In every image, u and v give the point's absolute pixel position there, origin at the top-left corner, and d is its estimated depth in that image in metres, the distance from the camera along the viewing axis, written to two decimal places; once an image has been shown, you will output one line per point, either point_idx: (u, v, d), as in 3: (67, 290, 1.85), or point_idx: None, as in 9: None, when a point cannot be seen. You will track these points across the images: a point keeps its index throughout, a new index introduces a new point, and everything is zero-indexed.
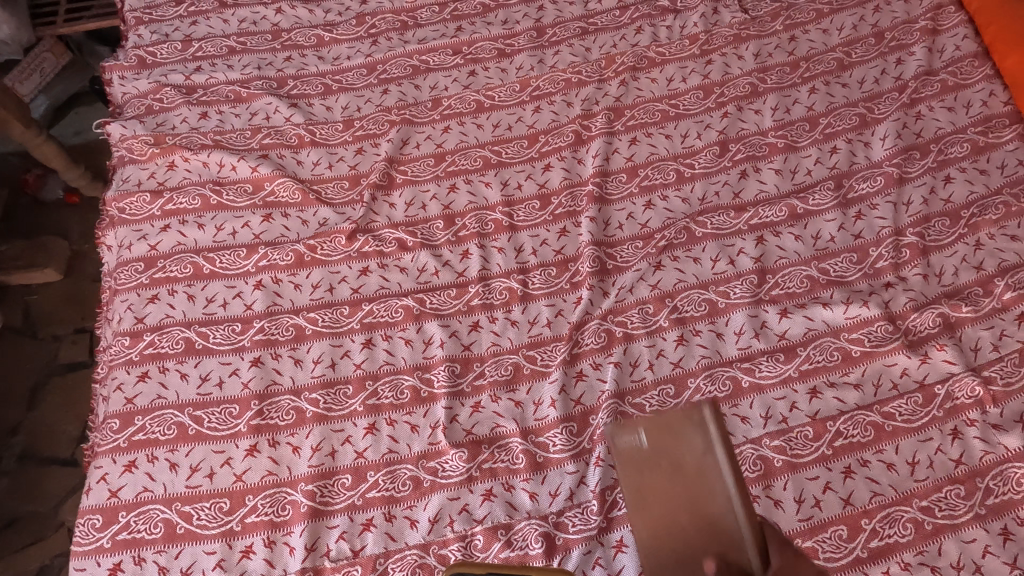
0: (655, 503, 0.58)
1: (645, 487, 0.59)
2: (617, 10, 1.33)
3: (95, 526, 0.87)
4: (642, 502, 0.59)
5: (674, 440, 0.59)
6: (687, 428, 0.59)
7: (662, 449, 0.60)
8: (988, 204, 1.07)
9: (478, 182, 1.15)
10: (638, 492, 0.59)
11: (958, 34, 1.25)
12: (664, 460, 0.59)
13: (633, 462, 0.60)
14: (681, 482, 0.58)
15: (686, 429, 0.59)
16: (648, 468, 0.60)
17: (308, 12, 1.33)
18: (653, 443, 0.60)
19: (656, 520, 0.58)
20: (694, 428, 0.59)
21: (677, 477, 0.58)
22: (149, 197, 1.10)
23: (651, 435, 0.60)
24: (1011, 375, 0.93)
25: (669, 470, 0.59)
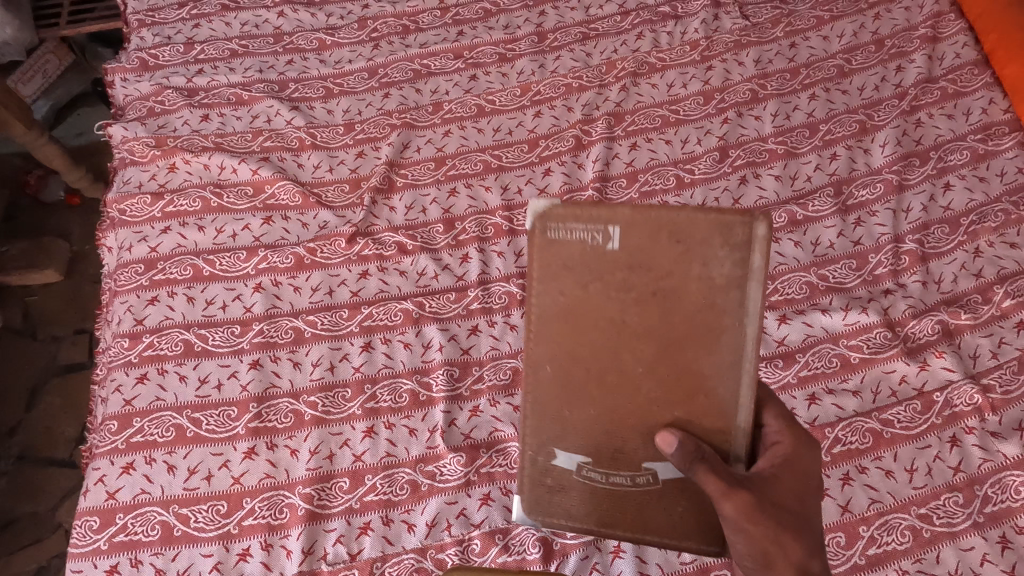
0: (628, 304, 0.63)
1: (614, 286, 0.63)
2: (619, 16, 1.34)
3: (92, 528, 0.87)
4: (607, 296, 0.63)
5: (691, 253, 0.61)
6: (717, 249, 0.61)
7: (659, 255, 0.61)
8: (988, 211, 1.07)
9: (478, 186, 1.15)
10: (606, 284, 0.63)
11: (958, 42, 1.25)
12: (664, 267, 0.62)
13: (634, 263, 0.62)
14: (691, 300, 0.62)
15: (715, 244, 0.61)
16: (627, 265, 0.62)
17: (310, 16, 1.34)
18: (650, 243, 0.61)
19: (610, 314, 0.64)
20: (727, 250, 0.60)
21: (676, 292, 0.62)
22: (150, 199, 1.11)
23: (666, 243, 0.61)
24: (1010, 383, 0.93)
25: (663, 277, 0.62)
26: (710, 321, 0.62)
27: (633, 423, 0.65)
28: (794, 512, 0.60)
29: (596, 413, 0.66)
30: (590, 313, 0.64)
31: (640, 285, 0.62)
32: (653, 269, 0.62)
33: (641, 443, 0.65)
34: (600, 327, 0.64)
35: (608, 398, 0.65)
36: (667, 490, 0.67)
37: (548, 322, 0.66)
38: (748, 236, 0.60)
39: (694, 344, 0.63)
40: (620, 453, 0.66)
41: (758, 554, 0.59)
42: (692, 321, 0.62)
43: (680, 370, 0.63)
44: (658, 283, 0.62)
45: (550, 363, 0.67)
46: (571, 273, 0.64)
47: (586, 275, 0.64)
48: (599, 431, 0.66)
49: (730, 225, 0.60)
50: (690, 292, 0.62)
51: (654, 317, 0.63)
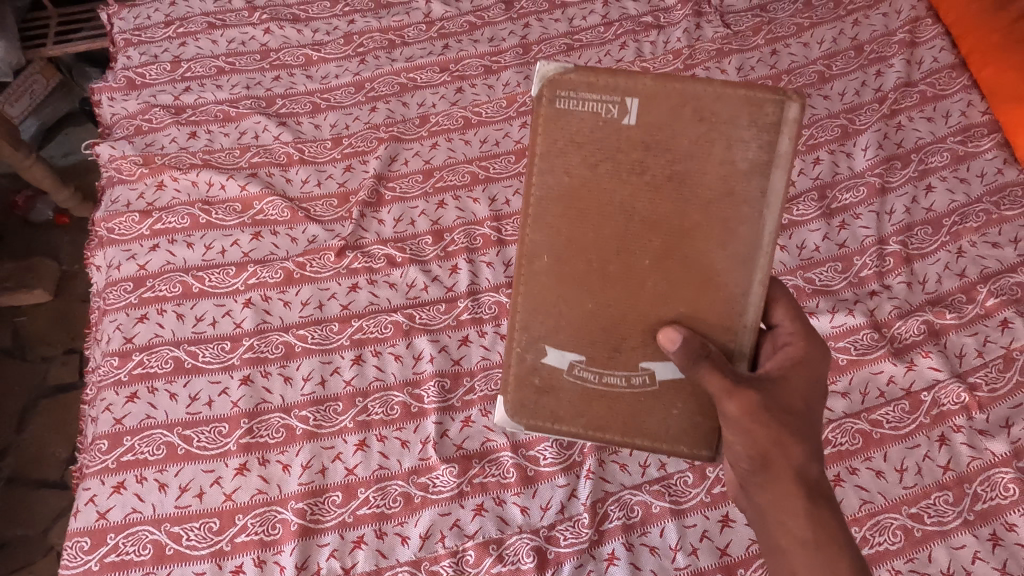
0: (641, 186, 0.66)
1: (624, 167, 0.65)
2: (602, 27, 1.36)
3: (83, 549, 0.86)
4: (617, 177, 0.66)
5: (715, 134, 0.64)
6: (744, 128, 0.64)
7: (678, 135, 0.64)
8: (970, 212, 1.09)
9: (466, 198, 1.16)
10: (618, 163, 0.65)
11: (935, 46, 1.27)
12: (684, 147, 0.64)
13: (654, 139, 0.64)
14: (711, 181, 0.65)
15: (741, 124, 0.64)
16: (644, 142, 0.65)
17: (296, 32, 1.34)
18: (670, 119, 0.64)
19: (618, 199, 0.66)
20: (754, 133, 0.64)
21: (693, 175, 0.65)
22: (138, 217, 1.11)
23: (691, 120, 0.64)
24: (995, 381, 0.94)
25: (681, 159, 0.65)
26: (724, 208, 0.65)
27: (636, 315, 0.69)
28: (801, 414, 0.62)
29: (596, 304, 0.69)
30: (598, 196, 0.67)
31: (653, 166, 0.65)
32: (671, 148, 0.64)
33: (640, 335, 0.69)
34: (607, 211, 0.67)
35: (611, 287, 0.69)
36: (662, 390, 0.71)
37: (551, 204, 0.68)
38: (778, 116, 0.63)
39: (704, 233, 0.66)
40: (616, 346, 0.70)
41: (759, 456, 0.62)
42: (704, 207, 0.65)
43: (687, 258, 0.67)
44: (673, 164, 0.65)
45: (550, 250, 0.69)
46: (581, 149, 0.66)
47: (598, 152, 0.66)
48: (597, 324, 0.70)
49: (761, 103, 0.63)
50: (708, 177, 0.65)
51: (665, 202, 0.66)
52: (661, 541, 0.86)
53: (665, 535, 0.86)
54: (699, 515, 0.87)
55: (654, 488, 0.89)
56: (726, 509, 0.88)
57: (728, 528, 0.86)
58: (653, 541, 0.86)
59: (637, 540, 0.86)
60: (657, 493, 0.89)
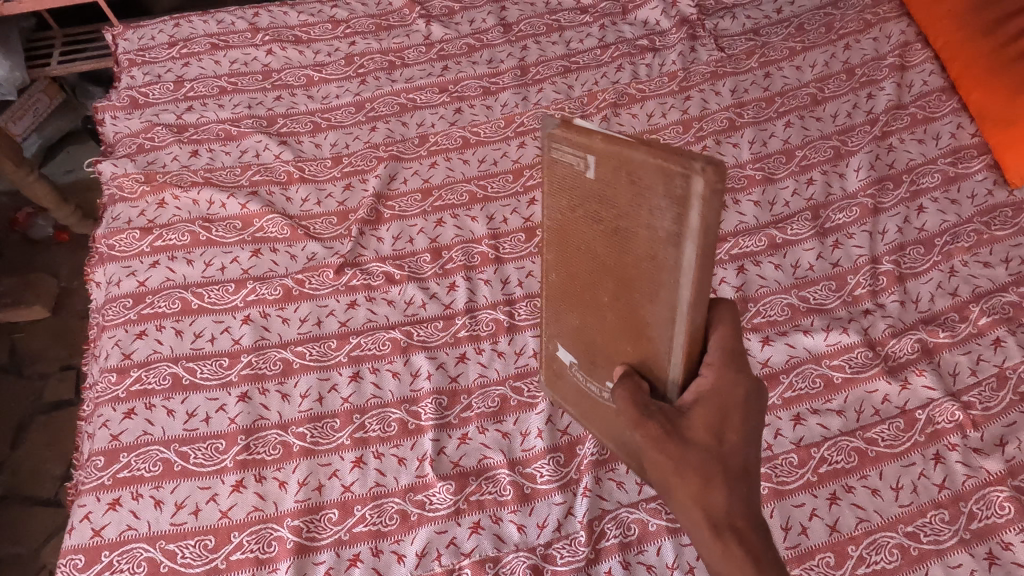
0: (598, 234, 0.65)
1: (589, 216, 0.65)
2: (598, 49, 1.39)
3: (76, 567, 0.85)
4: (586, 224, 0.66)
5: (641, 198, 0.58)
6: (658, 201, 0.57)
7: (617, 196, 0.61)
8: (961, 232, 1.10)
9: (464, 216, 1.17)
10: (586, 211, 0.66)
11: (924, 70, 1.30)
12: (624, 207, 0.61)
13: (602, 193, 0.62)
14: (636, 243, 0.61)
15: (659, 193, 0.56)
16: (595, 196, 0.63)
17: (298, 53, 1.37)
18: (612, 178, 0.60)
19: (590, 239, 0.67)
20: (667, 202, 0.55)
21: (628, 235, 0.61)
22: (139, 233, 1.12)
23: (621, 184, 0.59)
24: (989, 400, 0.95)
25: (621, 218, 0.61)
26: (649, 270, 0.62)
27: (605, 341, 0.72)
28: (705, 448, 0.55)
29: (583, 322, 0.75)
30: (575, 237, 0.69)
31: (603, 219, 0.64)
32: (616, 206, 0.62)
33: (603, 361, 0.74)
34: (584, 249, 0.69)
35: (590, 314, 0.72)
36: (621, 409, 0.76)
37: (553, 235, 0.73)
38: (687, 190, 0.53)
39: (638, 288, 0.64)
40: (594, 361, 0.76)
41: (665, 489, 0.56)
42: (634, 264, 0.63)
43: (628, 306, 0.66)
44: (618, 221, 0.62)
45: (556, 272, 0.75)
46: (564, 194, 0.67)
47: (575, 199, 0.66)
48: (585, 338, 0.76)
49: (672, 175, 0.54)
50: (635, 239, 0.61)
51: (610, 251, 0.65)
52: (657, 559, 0.85)
53: (662, 554, 0.85)
54: None
55: (650, 506, 0.89)
56: None
57: None
58: (650, 559, 0.85)
59: (634, 558, 0.85)
60: (653, 511, 0.89)
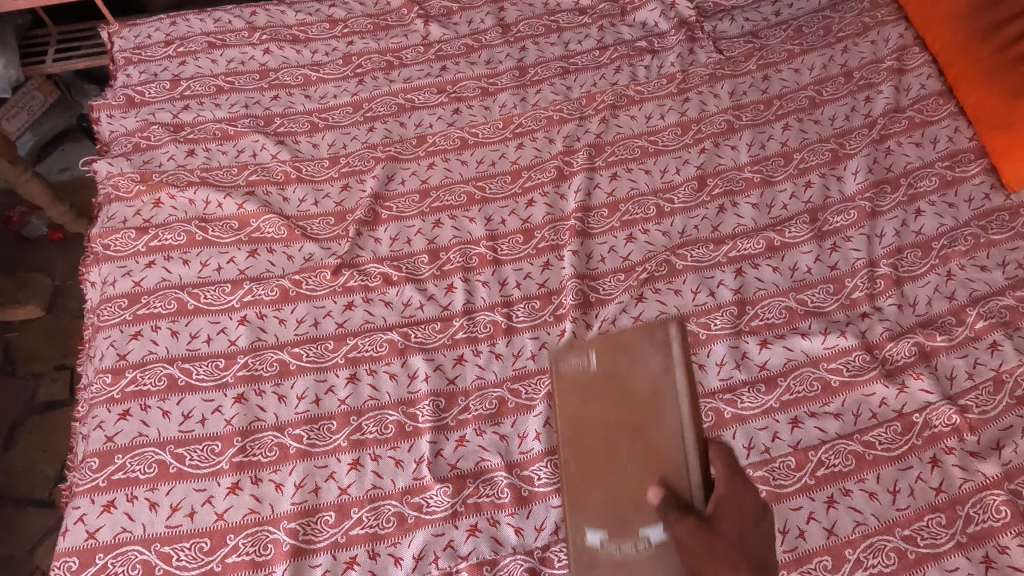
0: (608, 404, 0.64)
1: (588, 391, 0.65)
2: (597, 51, 1.39)
3: (71, 569, 0.85)
4: (595, 402, 0.64)
5: (635, 357, 0.65)
6: (649, 348, 0.65)
7: (614, 366, 0.65)
8: (958, 235, 1.10)
9: (462, 217, 1.17)
10: (591, 393, 0.65)
11: (922, 73, 1.30)
12: (623, 372, 0.65)
13: (606, 371, 0.65)
14: (646, 393, 0.64)
15: (645, 349, 0.65)
16: (596, 378, 0.65)
17: (295, 52, 1.36)
18: (606, 356, 0.66)
19: (595, 415, 0.64)
20: (655, 347, 0.65)
21: (634, 388, 0.64)
22: (134, 233, 1.11)
23: (619, 353, 0.65)
24: (986, 404, 0.95)
25: (626, 381, 0.64)
26: (658, 402, 0.64)
27: (629, 496, 0.63)
28: (731, 541, 0.57)
29: (600, 490, 0.63)
30: (587, 417, 0.64)
31: (604, 388, 0.65)
32: (618, 375, 0.65)
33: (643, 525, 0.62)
34: (596, 425, 0.64)
35: (608, 478, 0.63)
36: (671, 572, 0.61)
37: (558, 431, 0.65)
38: (666, 335, 0.65)
39: (655, 423, 0.63)
40: (624, 519, 0.62)
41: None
42: (642, 405, 0.64)
43: (650, 452, 0.63)
44: (624, 385, 0.64)
45: (571, 463, 0.64)
46: (566, 392, 0.65)
47: (578, 390, 0.65)
48: (605, 507, 0.63)
49: (650, 329, 0.66)
50: (636, 385, 0.64)
51: (617, 407, 0.64)
52: None
53: None
54: None
55: None
56: None
57: None
58: None
59: None
60: None
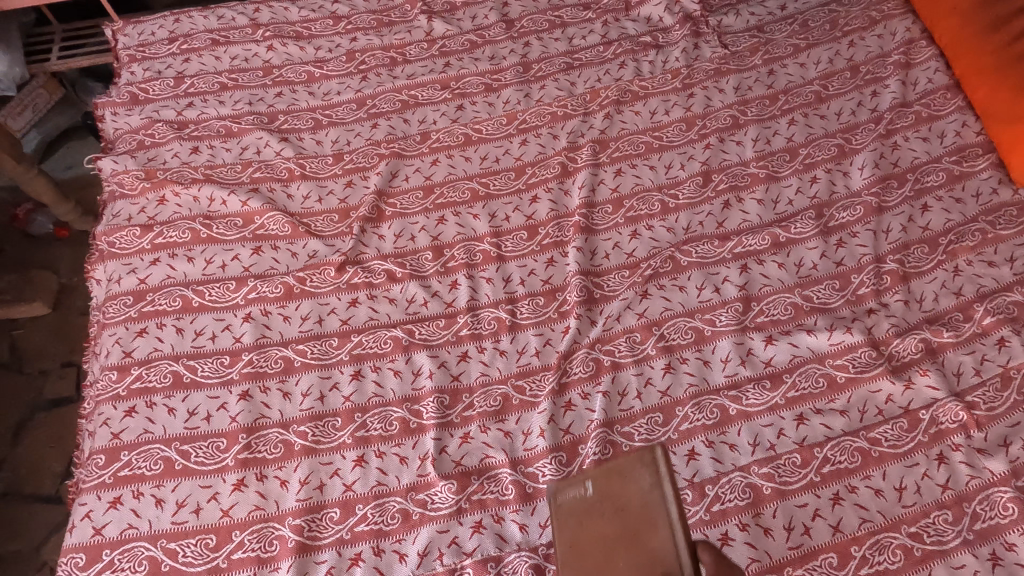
0: (606, 522, 0.66)
1: (591, 515, 0.68)
2: (601, 46, 1.38)
3: (78, 565, 0.85)
4: (596, 526, 0.67)
5: (626, 479, 0.66)
6: (638, 468, 0.66)
7: (609, 491, 0.67)
8: (965, 231, 1.10)
9: (466, 213, 1.16)
10: (593, 519, 0.68)
11: (930, 68, 1.29)
12: (617, 494, 0.66)
13: (606, 492, 0.68)
14: (641, 512, 0.64)
15: (635, 471, 0.66)
16: (598, 505, 0.68)
17: (299, 49, 1.36)
18: (603, 481, 0.68)
19: (596, 539, 0.67)
20: (645, 471, 0.65)
21: (626, 511, 0.65)
22: (139, 230, 1.11)
23: (615, 475, 0.67)
24: (993, 400, 0.94)
25: (622, 504, 0.66)
26: (649, 518, 0.63)
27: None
28: None
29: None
30: (588, 540, 0.68)
31: (600, 511, 0.67)
32: (616, 499, 0.66)
33: None
34: (597, 549, 0.66)
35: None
36: None
37: (568, 555, 0.69)
38: (654, 458, 0.65)
39: (646, 538, 0.62)
40: None
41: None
42: (634, 522, 0.64)
43: (642, 570, 0.61)
44: (619, 507, 0.66)
45: None
46: (572, 519, 0.70)
47: (583, 518, 0.69)
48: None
49: (638, 455, 0.66)
50: (628, 505, 0.65)
51: (614, 527, 0.65)
52: None
53: None
54: (698, 533, 0.86)
55: None
56: (725, 528, 0.87)
57: (727, 546, 0.85)
58: None
59: None
60: None
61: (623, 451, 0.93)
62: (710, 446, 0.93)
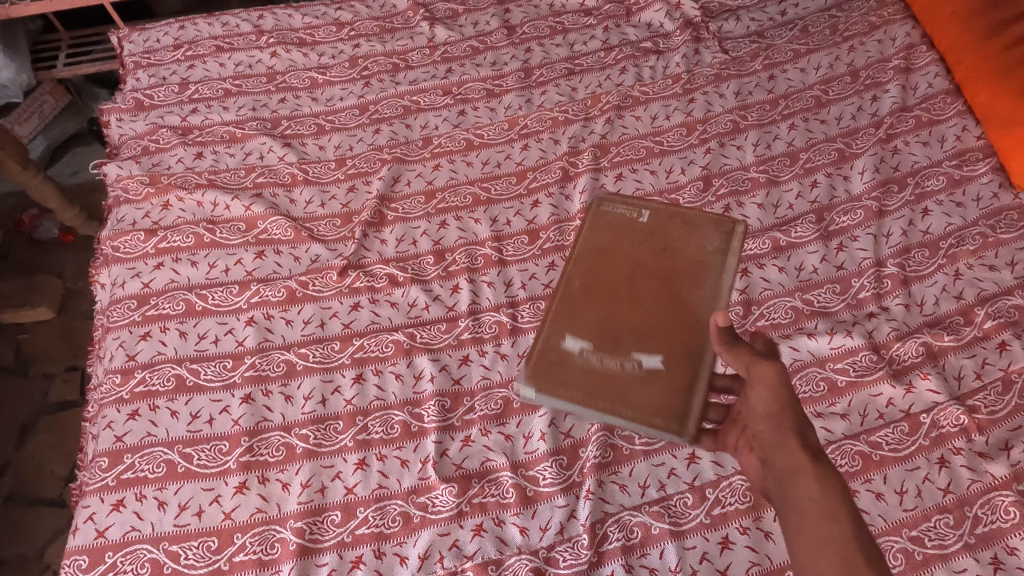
0: (652, 252, 0.80)
1: (632, 239, 0.82)
2: (602, 52, 1.39)
3: (81, 567, 0.85)
4: (637, 249, 0.81)
5: (693, 232, 0.82)
6: (713, 232, 0.81)
7: (670, 230, 0.82)
8: (966, 235, 1.10)
9: (468, 218, 1.17)
10: (637, 244, 0.81)
11: (930, 72, 1.30)
12: (677, 241, 0.81)
13: (660, 231, 0.82)
14: (694, 261, 0.79)
15: (712, 231, 0.82)
16: (642, 232, 0.83)
17: (302, 55, 1.37)
18: (664, 222, 0.83)
19: (622, 268, 0.80)
20: (719, 233, 0.81)
21: (680, 250, 0.80)
22: (143, 235, 1.12)
23: (682, 226, 0.82)
24: (995, 404, 0.94)
25: (677, 245, 0.81)
26: (699, 265, 0.79)
27: (628, 329, 0.74)
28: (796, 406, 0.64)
29: (603, 316, 0.76)
30: (620, 256, 0.81)
31: (644, 246, 0.81)
32: (675, 242, 0.81)
33: (637, 333, 0.74)
34: (625, 264, 0.80)
35: (616, 314, 0.76)
36: (648, 377, 0.71)
37: (587, 260, 0.81)
38: (732, 232, 0.82)
39: (682, 275, 0.78)
40: (616, 330, 0.74)
41: (770, 451, 0.63)
42: (680, 260, 0.79)
43: (672, 296, 0.77)
44: (675, 249, 0.80)
45: (584, 280, 0.80)
46: (614, 232, 0.83)
47: (625, 238, 0.82)
48: (602, 327, 0.75)
49: (722, 221, 0.82)
50: (685, 252, 0.80)
51: (655, 262, 0.80)
52: (660, 563, 0.85)
53: (665, 557, 0.85)
54: (699, 537, 0.87)
55: (653, 509, 0.89)
56: (726, 531, 0.87)
57: (728, 550, 0.85)
58: (653, 562, 0.85)
59: (637, 562, 0.85)
60: (656, 515, 0.88)
61: (623, 455, 0.94)
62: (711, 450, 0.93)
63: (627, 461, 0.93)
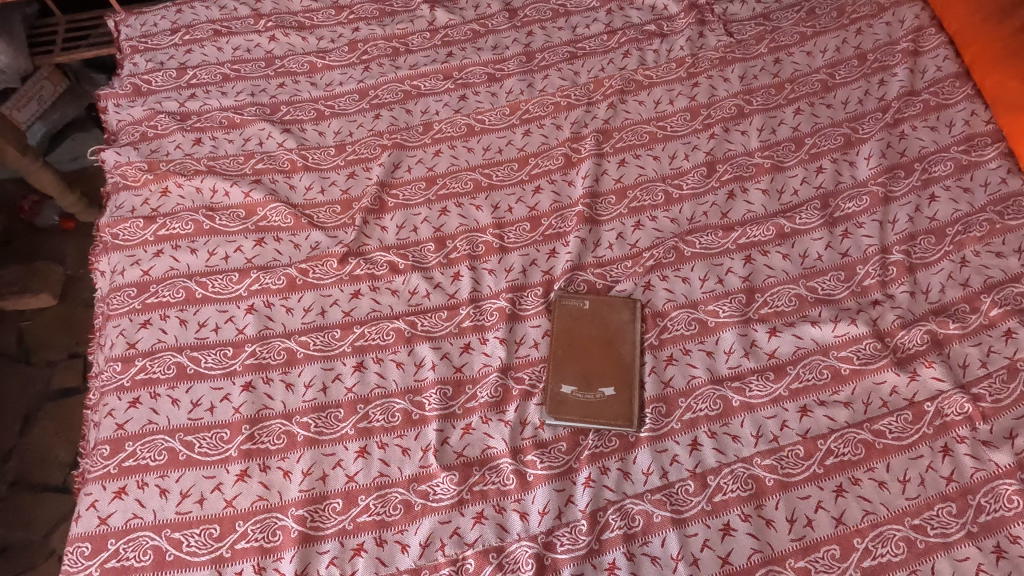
0: (600, 327, 1.01)
1: (585, 318, 1.03)
2: (605, 35, 1.37)
3: (84, 554, 0.86)
4: (593, 325, 1.02)
5: (616, 311, 1.03)
6: (626, 309, 1.03)
7: (604, 309, 1.03)
8: (973, 221, 1.08)
9: (469, 205, 1.16)
10: (591, 322, 1.02)
11: (939, 55, 1.27)
12: (610, 318, 1.02)
13: (602, 311, 1.03)
14: (621, 331, 1.01)
15: (626, 312, 1.03)
16: (591, 311, 1.03)
17: (301, 39, 1.35)
18: (600, 306, 1.03)
19: (589, 327, 1.02)
20: (632, 313, 1.03)
21: (612, 324, 1.02)
22: (142, 223, 1.12)
23: (610, 307, 1.03)
24: (999, 392, 0.93)
25: (611, 323, 1.02)
26: (623, 335, 1.01)
27: (595, 371, 0.98)
28: None
29: (577, 367, 0.99)
30: (581, 329, 1.02)
31: (591, 311, 1.03)
32: (610, 319, 1.02)
33: (599, 383, 0.97)
34: (584, 335, 1.01)
35: (584, 363, 0.99)
36: (608, 405, 0.95)
37: (559, 331, 1.02)
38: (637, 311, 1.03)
39: (618, 342, 1.00)
40: (590, 382, 0.97)
41: None
42: (614, 333, 1.01)
43: (614, 358, 0.99)
44: (610, 323, 1.02)
45: (561, 343, 1.01)
46: (574, 310, 1.03)
47: (584, 318, 1.03)
48: (580, 374, 0.98)
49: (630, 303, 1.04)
50: (615, 327, 1.02)
51: (600, 334, 1.01)
52: (662, 551, 0.85)
53: (666, 545, 0.85)
54: (700, 524, 0.86)
55: (655, 497, 0.89)
56: (726, 518, 0.87)
57: (729, 537, 0.85)
58: (654, 550, 0.85)
59: (638, 550, 0.85)
60: (658, 502, 0.88)
61: (625, 443, 0.93)
62: (713, 437, 0.93)
63: (629, 449, 0.93)
